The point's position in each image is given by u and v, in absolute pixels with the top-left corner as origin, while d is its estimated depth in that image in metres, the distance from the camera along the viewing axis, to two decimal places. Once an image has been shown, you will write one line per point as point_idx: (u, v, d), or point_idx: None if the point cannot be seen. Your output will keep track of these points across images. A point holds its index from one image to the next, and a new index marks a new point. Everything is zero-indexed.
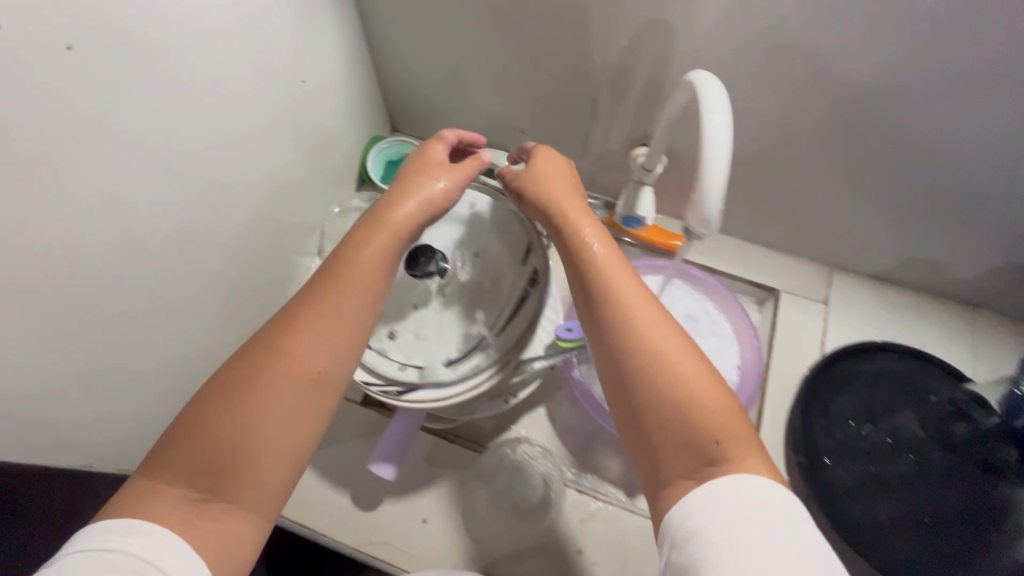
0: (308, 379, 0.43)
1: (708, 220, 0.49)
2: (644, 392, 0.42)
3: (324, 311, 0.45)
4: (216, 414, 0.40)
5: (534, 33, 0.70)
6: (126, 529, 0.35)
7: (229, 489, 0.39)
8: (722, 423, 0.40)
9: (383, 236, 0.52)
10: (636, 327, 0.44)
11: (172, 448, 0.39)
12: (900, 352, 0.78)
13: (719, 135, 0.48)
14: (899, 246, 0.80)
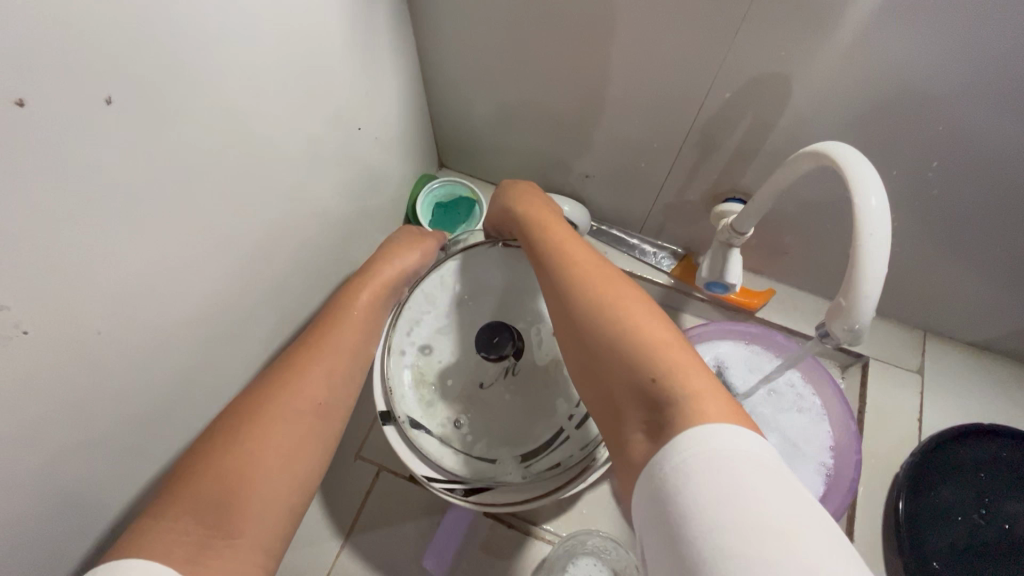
0: (313, 409, 0.45)
1: (856, 325, 0.41)
2: (590, 346, 0.41)
3: (325, 345, 0.50)
4: (224, 444, 0.40)
5: (611, 79, 0.63)
6: (137, 570, 0.31)
7: (229, 525, 0.37)
8: (661, 360, 0.37)
9: (373, 286, 0.57)
10: (581, 291, 0.44)
11: (175, 485, 0.38)
12: (1014, 437, 0.69)
13: (878, 229, 0.40)
14: (1012, 318, 0.71)
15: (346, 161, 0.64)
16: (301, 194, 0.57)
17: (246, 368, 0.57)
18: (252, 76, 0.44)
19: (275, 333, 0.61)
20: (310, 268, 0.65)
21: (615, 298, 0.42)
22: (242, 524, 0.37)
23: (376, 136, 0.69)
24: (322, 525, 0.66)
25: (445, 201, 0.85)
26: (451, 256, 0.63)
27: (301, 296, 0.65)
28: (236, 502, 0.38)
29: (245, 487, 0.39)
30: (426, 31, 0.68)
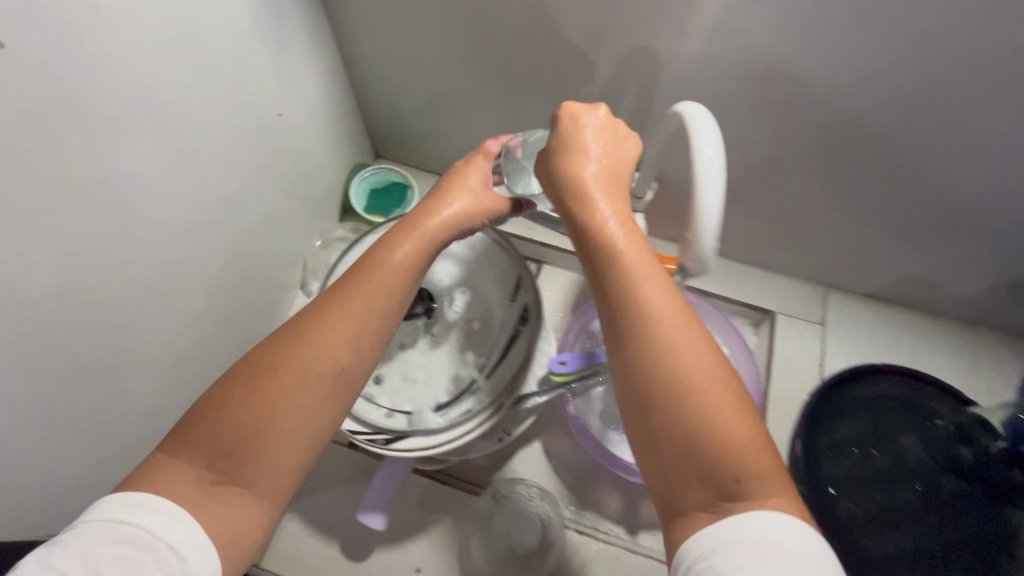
0: (332, 377, 0.43)
1: (704, 261, 0.48)
2: (659, 402, 0.40)
3: (347, 304, 0.46)
4: (241, 400, 0.40)
5: (512, 60, 0.70)
6: (147, 506, 0.34)
7: (239, 474, 0.38)
8: (748, 460, 0.38)
9: (413, 244, 0.51)
10: (663, 339, 0.41)
11: (194, 426, 0.39)
12: (902, 375, 0.76)
13: (711, 170, 0.46)
14: (893, 265, 0.79)
15: (269, 147, 0.69)
16: (224, 176, 0.62)
17: (179, 344, 0.61)
18: (165, 59, 0.50)
19: (207, 312, 0.65)
20: (240, 250, 0.69)
21: (697, 359, 0.41)
22: (249, 475, 0.39)
23: (301, 125, 0.74)
24: None
25: (377, 188, 0.91)
26: (370, 231, 0.68)
27: (232, 276, 0.69)
28: (251, 454, 0.39)
29: (257, 444, 0.39)
30: (343, 25, 0.73)
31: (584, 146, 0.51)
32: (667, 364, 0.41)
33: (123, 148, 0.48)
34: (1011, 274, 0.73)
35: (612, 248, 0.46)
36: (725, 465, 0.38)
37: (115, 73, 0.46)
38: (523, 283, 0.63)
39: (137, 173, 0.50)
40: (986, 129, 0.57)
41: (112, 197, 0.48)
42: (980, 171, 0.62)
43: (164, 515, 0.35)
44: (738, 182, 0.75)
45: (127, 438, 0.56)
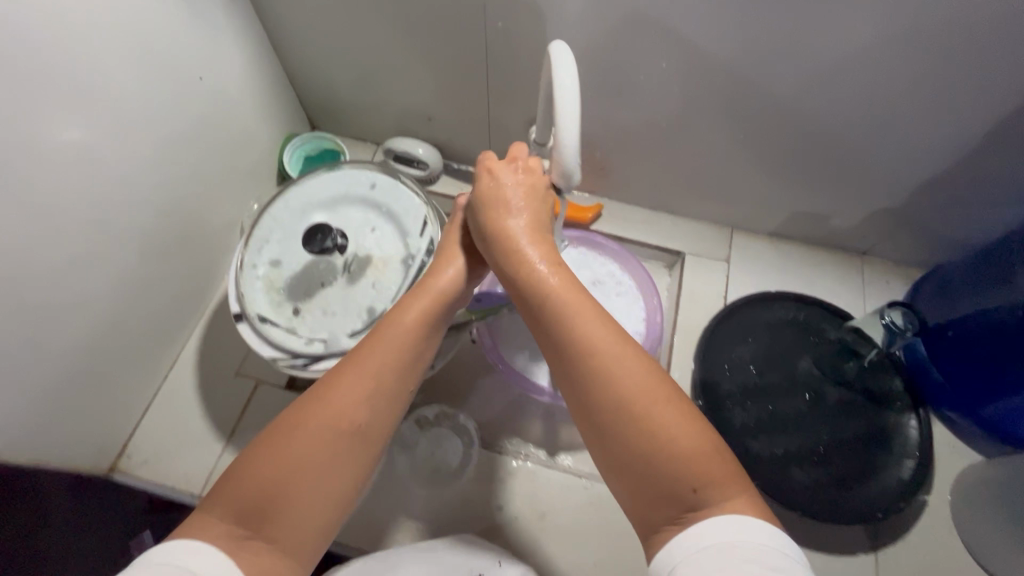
0: (348, 431, 0.45)
1: (569, 174, 0.54)
2: (611, 438, 0.43)
3: (360, 359, 0.48)
4: (262, 458, 0.42)
5: (419, 26, 0.75)
6: (182, 554, 0.37)
7: (268, 524, 0.41)
8: (699, 469, 0.40)
9: (422, 303, 0.53)
10: (601, 373, 0.43)
11: (220, 486, 0.41)
12: (792, 299, 0.83)
13: (568, 101, 0.51)
14: (784, 202, 0.86)
15: (193, 114, 0.74)
16: (146, 141, 0.68)
17: (111, 294, 0.68)
18: (60, 24, 0.56)
19: (139, 266, 0.71)
20: (173, 211, 0.75)
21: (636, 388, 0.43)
22: (276, 530, 0.41)
23: (227, 95, 0.79)
24: (207, 432, 0.78)
25: (312, 155, 0.96)
26: (292, 184, 0.73)
27: (164, 232, 0.74)
28: (275, 505, 0.41)
29: (281, 498, 0.41)
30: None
31: (506, 200, 0.55)
32: (620, 404, 0.42)
33: (21, 107, 0.54)
34: (885, 203, 0.80)
35: (545, 289, 0.49)
36: (680, 483, 0.40)
37: (9, 38, 0.52)
38: (429, 220, 0.69)
39: (37, 130, 0.56)
40: (829, 68, 0.64)
41: (11, 149, 0.54)
42: (835, 105, 0.69)
43: (207, 565, 0.37)
44: (636, 131, 0.82)
45: (46, 372, 0.62)
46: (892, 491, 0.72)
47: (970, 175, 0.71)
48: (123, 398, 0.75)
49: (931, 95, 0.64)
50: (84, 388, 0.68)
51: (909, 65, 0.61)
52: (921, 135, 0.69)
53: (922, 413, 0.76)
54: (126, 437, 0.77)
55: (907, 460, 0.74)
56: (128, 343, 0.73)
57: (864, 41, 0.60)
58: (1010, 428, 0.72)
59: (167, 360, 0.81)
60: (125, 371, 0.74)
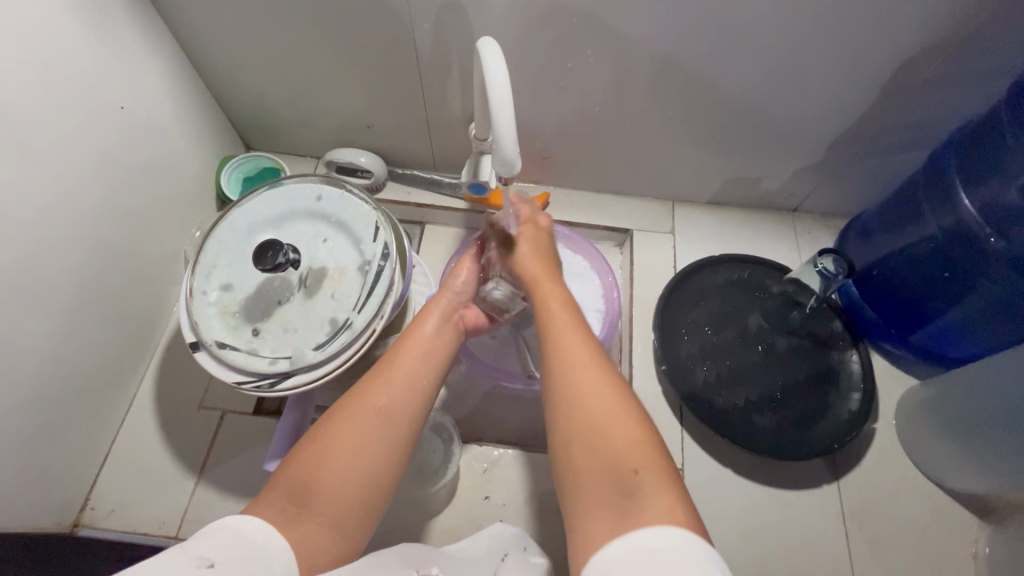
0: (378, 416, 0.54)
1: (510, 163, 0.56)
2: (564, 430, 0.49)
3: (387, 366, 0.60)
4: (312, 442, 0.52)
5: (347, 35, 0.75)
6: (242, 521, 0.42)
7: (313, 504, 0.47)
8: (636, 455, 0.44)
9: (440, 306, 0.68)
10: (569, 372, 0.52)
11: (279, 471, 0.50)
12: (734, 261, 0.89)
13: (502, 93, 0.53)
14: (717, 171, 0.91)
15: (118, 146, 0.71)
16: (70, 178, 0.65)
17: (52, 341, 0.65)
18: None
19: (80, 309, 0.68)
20: (109, 248, 0.72)
21: (593, 386, 0.50)
22: (320, 506, 0.48)
23: (153, 122, 0.76)
24: (175, 470, 0.76)
25: (251, 176, 0.94)
26: (235, 205, 0.71)
27: (102, 271, 0.71)
28: (318, 490, 0.48)
29: (322, 478, 0.49)
30: (175, 22, 0.75)
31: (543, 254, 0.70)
32: (580, 394, 0.50)
33: None
34: (806, 159, 0.86)
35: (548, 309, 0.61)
36: (621, 464, 0.44)
37: None
38: (380, 224, 0.69)
39: None
40: (742, 42, 0.69)
41: None
42: (750, 74, 0.74)
43: (257, 525, 0.42)
44: (572, 119, 0.85)
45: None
46: (845, 423, 0.78)
47: (875, 128, 0.78)
48: (79, 449, 0.71)
49: (834, 58, 0.69)
50: (37, 444, 0.64)
51: (812, 33, 0.67)
52: (830, 96, 0.75)
53: (862, 348, 0.82)
54: (87, 489, 0.73)
55: (854, 393, 0.80)
56: (77, 391, 0.70)
57: (768, 15, 0.65)
58: (937, 349, 0.79)
59: (121, 404, 0.77)
60: (77, 421, 0.70)
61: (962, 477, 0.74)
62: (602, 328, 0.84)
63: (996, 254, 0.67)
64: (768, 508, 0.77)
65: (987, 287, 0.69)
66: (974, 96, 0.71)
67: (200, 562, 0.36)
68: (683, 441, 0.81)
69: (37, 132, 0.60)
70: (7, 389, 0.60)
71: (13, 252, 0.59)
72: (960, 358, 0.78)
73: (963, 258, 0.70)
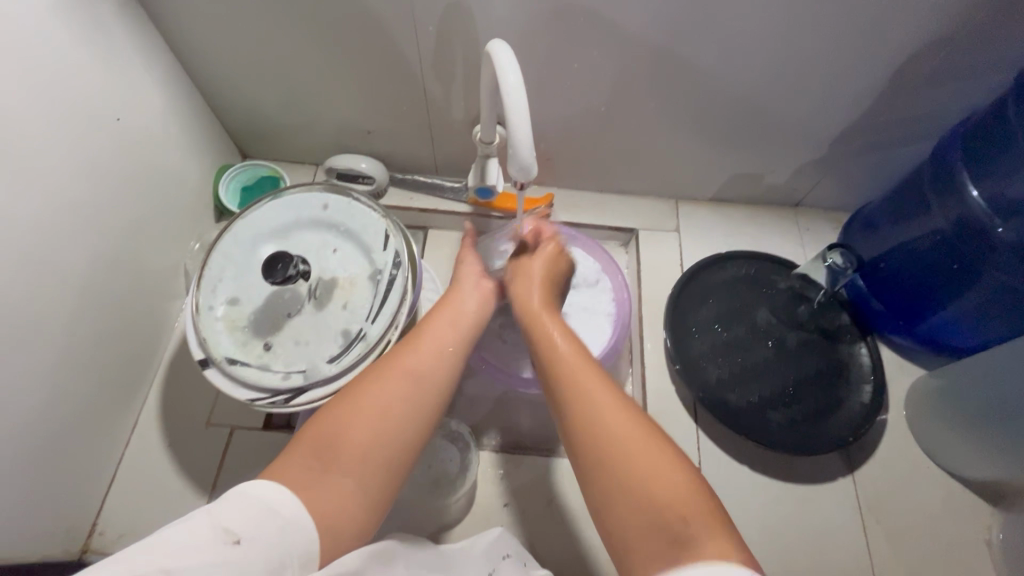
0: (409, 383, 0.52)
1: (526, 167, 0.55)
2: (597, 476, 0.45)
3: (421, 334, 0.58)
4: (342, 401, 0.50)
5: (348, 40, 0.74)
6: (266, 487, 0.42)
7: (337, 464, 0.46)
8: (677, 498, 0.42)
9: (470, 287, 0.66)
10: (589, 413, 0.48)
11: (307, 426, 0.49)
12: (741, 257, 0.89)
13: (517, 95, 0.53)
14: (721, 168, 0.91)
15: (114, 159, 0.69)
16: (67, 193, 0.63)
17: (54, 364, 0.63)
18: None
19: (81, 328, 0.66)
20: (109, 266, 0.70)
21: (617, 423, 0.47)
22: (347, 468, 0.46)
23: (149, 132, 0.74)
24: (185, 490, 0.74)
25: (249, 185, 0.92)
26: (239, 217, 0.69)
27: (102, 288, 0.69)
28: (344, 451, 0.47)
29: (349, 438, 0.47)
30: (169, 28, 0.73)
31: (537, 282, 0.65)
32: (605, 438, 0.47)
33: None
34: (809, 154, 0.86)
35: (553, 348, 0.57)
36: (666, 515, 0.41)
37: None
38: (391, 231, 0.68)
39: None
40: (748, 38, 0.69)
41: None
42: (755, 71, 0.74)
43: (286, 495, 0.42)
44: (577, 120, 0.84)
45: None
46: (857, 415, 0.79)
47: (878, 121, 0.79)
48: (85, 473, 0.69)
49: (839, 54, 0.70)
50: (42, 469, 0.62)
51: (817, 30, 0.67)
52: (834, 92, 0.75)
53: (871, 340, 0.83)
54: (94, 513, 0.71)
55: (865, 385, 0.81)
56: (81, 413, 0.67)
57: (774, 11, 0.65)
58: (944, 340, 0.81)
59: (125, 424, 0.75)
60: (81, 445, 0.68)
61: (974, 466, 0.75)
62: (614, 331, 0.84)
63: (1001, 245, 0.68)
64: (785, 503, 0.77)
65: (991, 277, 0.70)
66: (976, 88, 0.72)
67: (225, 539, 0.38)
68: (699, 440, 0.81)
69: (32, 147, 0.58)
70: (10, 415, 0.58)
71: (11, 273, 0.57)
72: (966, 348, 0.79)
73: (970, 250, 0.71)
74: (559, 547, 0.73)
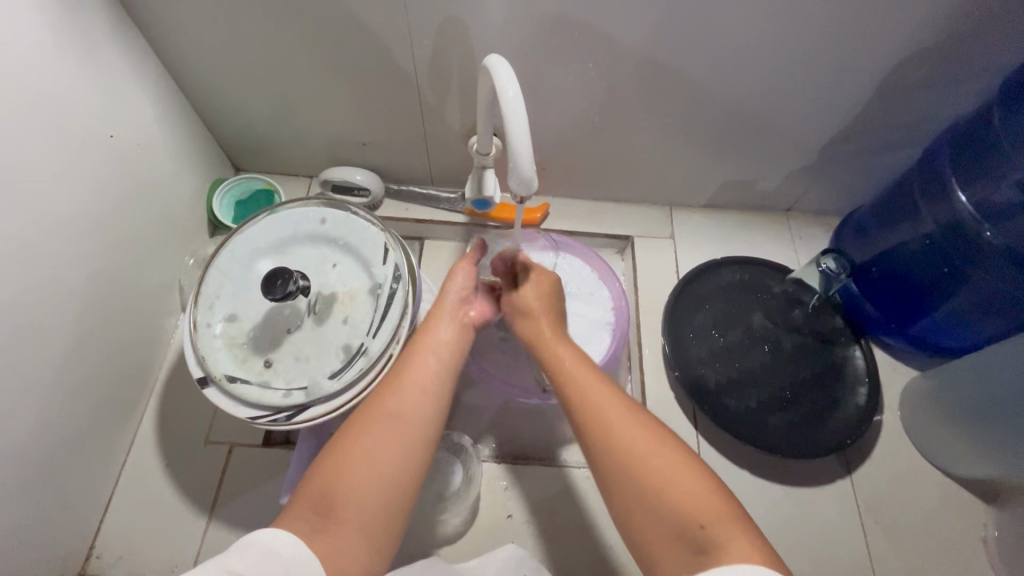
0: (393, 420, 0.52)
1: (526, 181, 0.55)
2: (621, 489, 0.48)
3: (403, 369, 0.58)
4: (333, 451, 0.50)
5: (343, 53, 0.74)
6: (266, 533, 0.42)
7: (340, 516, 0.46)
8: (696, 509, 0.44)
9: (446, 317, 0.66)
10: (614, 431, 0.52)
11: (303, 481, 0.49)
12: (735, 262, 0.90)
13: (518, 111, 0.53)
14: (713, 175, 0.92)
15: (107, 175, 0.68)
16: (61, 212, 0.62)
17: (49, 385, 0.62)
18: None
19: (76, 349, 0.65)
20: (104, 284, 0.69)
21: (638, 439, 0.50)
22: (346, 516, 0.46)
23: (142, 148, 0.74)
24: (184, 510, 0.73)
25: (243, 199, 0.91)
26: (236, 233, 0.69)
27: (98, 307, 0.68)
28: (340, 500, 0.47)
29: (345, 485, 0.48)
30: (162, 43, 0.73)
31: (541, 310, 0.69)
32: (627, 455, 0.49)
33: None
34: (799, 161, 0.88)
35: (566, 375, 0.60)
36: (685, 527, 0.44)
37: None
38: (390, 245, 0.68)
39: None
40: (740, 48, 0.70)
41: None
42: (745, 81, 0.75)
43: (287, 539, 0.42)
44: (571, 130, 0.85)
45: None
46: (854, 417, 0.80)
47: (867, 128, 0.80)
48: (82, 496, 0.68)
49: (827, 63, 0.71)
50: (39, 492, 0.61)
51: (805, 40, 0.68)
52: (824, 99, 0.76)
53: (864, 343, 0.85)
54: (90, 536, 0.70)
55: (861, 387, 0.82)
56: (77, 434, 0.66)
57: (764, 22, 0.66)
58: (937, 341, 0.82)
59: (122, 444, 0.74)
60: (77, 467, 0.67)
61: (968, 464, 0.77)
62: (612, 341, 0.84)
63: (990, 249, 0.70)
64: (786, 505, 0.78)
65: (981, 281, 0.72)
66: (961, 95, 0.74)
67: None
68: (699, 445, 0.81)
69: (25, 166, 0.57)
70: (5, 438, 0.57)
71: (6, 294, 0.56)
72: (960, 348, 0.81)
73: (960, 253, 0.72)
74: (563, 557, 0.73)
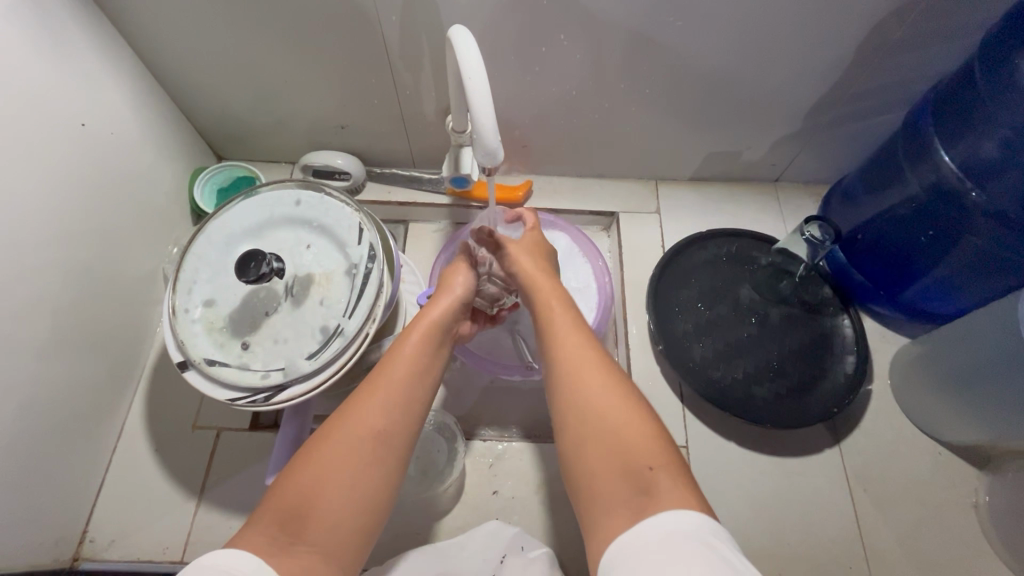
0: (368, 434, 0.51)
1: (492, 151, 0.54)
2: (582, 445, 0.49)
3: (375, 378, 0.56)
4: (299, 464, 0.49)
5: (313, 34, 0.73)
6: (221, 558, 0.41)
7: (306, 534, 0.46)
8: (647, 453, 0.46)
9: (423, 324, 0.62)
10: (577, 386, 0.52)
11: (268, 498, 0.48)
12: (720, 235, 0.89)
13: (478, 80, 0.52)
14: (698, 147, 0.91)
15: (81, 166, 0.68)
16: (32, 203, 0.62)
17: (34, 376, 0.63)
18: None
19: (59, 339, 0.66)
20: (85, 274, 0.69)
21: (600, 400, 0.51)
22: (310, 535, 0.46)
23: (118, 138, 0.74)
24: (175, 494, 0.74)
25: (225, 186, 0.91)
26: (210, 217, 0.69)
27: (78, 297, 0.68)
28: (308, 519, 0.46)
29: (309, 502, 0.47)
30: (131, 34, 0.72)
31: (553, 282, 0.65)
32: (585, 411, 0.51)
33: None
34: (786, 128, 0.86)
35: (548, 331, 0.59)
36: (633, 464, 0.46)
37: None
38: (364, 225, 0.68)
39: None
40: (715, 13, 0.68)
41: None
42: (723, 48, 0.73)
43: (247, 561, 0.41)
44: (551, 106, 0.84)
45: None
46: (842, 385, 0.79)
47: (852, 90, 0.78)
48: (73, 482, 0.69)
49: (806, 25, 0.69)
50: (29, 478, 0.62)
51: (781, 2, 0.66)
52: (805, 64, 0.74)
53: (852, 312, 0.83)
54: (84, 520, 0.71)
55: (849, 355, 0.81)
56: (65, 423, 0.67)
57: None
58: (927, 306, 0.81)
59: (110, 432, 0.75)
60: (66, 454, 0.68)
61: (958, 431, 0.76)
62: (596, 317, 0.84)
63: (978, 208, 0.68)
64: (777, 478, 0.77)
65: (971, 242, 0.70)
66: (946, 54, 0.72)
67: None
68: (686, 421, 0.81)
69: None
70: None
71: None
72: (950, 313, 0.80)
73: (946, 213, 0.71)
74: (550, 531, 0.74)
